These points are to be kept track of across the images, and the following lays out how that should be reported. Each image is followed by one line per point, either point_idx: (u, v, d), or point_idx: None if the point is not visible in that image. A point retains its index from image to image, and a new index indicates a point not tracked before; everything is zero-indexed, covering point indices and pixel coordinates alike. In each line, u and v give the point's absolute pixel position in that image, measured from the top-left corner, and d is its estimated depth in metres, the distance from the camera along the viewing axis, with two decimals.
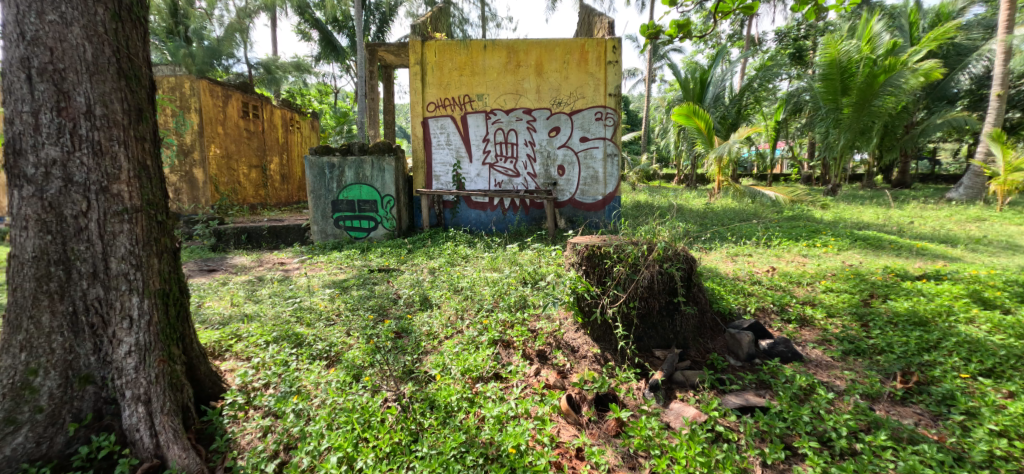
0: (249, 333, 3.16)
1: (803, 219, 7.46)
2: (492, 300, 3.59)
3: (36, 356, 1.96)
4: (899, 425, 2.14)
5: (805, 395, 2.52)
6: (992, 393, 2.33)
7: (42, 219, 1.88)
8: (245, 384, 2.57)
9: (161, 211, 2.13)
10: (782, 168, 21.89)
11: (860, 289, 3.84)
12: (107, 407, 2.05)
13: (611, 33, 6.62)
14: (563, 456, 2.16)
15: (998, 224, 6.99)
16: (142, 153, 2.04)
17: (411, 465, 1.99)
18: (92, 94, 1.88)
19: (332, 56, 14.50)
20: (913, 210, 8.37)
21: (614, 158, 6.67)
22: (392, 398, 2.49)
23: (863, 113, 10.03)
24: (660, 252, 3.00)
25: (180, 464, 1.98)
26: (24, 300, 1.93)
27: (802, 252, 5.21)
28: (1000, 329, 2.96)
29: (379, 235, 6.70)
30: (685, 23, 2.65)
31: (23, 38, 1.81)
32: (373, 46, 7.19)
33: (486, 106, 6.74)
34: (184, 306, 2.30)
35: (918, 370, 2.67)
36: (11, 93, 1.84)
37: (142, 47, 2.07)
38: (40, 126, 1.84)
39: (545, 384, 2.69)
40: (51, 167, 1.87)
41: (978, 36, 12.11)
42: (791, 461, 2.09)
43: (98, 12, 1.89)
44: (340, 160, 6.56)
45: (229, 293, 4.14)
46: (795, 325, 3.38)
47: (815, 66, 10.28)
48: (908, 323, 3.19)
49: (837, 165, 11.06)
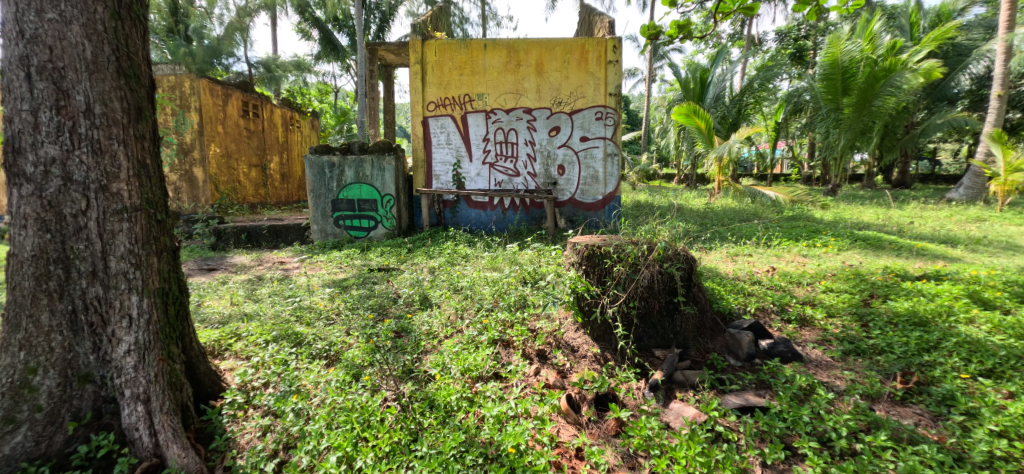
0: (249, 333, 3.16)
1: (804, 219, 7.46)
2: (492, 300, 3.58)
3: (35, 355, 1.95)
4: (899, 425, 2.14)
5: (805, 395, 2.52)
6: (992, 393, 2.32)
7: (42, 218, 1.88)
8: (244, 383, 2.57)
9: (161, 210, 2.13)
10: (782, 168, 21.90)
11: (860, 289, 3.84)
12: (107, 406, 2.05)
13: (611, 32, 6.61)
14: (563, 456, 2.16)
15: (998, 224, 6.99)
16: (142, 152, 2.03)
17: (410, 465, 1.98)
18: (91, 92, 1.88)
19: (333, 55, 14.50)
20: (913, 210, 8.37)
21: (614, 158, 6.66)
22: (391, 397, 2.48)
23: (864, 113, 10.02)
24: (660, 252, 2.99)
25: (179, 464, 1.98)
26: (23, 299, 1.93)
27: (803, 252, 5.21)
28: (1000, 329, 2.96)
29: (379, 235, 6.70)
30: (685, 24, 2.64)
31: (23, 36, 1.80)
32: (373, 45, 7.19)
33: (486, 106, 6.73)
34: (184, 305, 2.30)
35: (918, 371, 2.67)
36: (11, 91, 1.83)
37: (142, 46, 2.06)
38: (40, 125, 1.84)
39: (545, 384, 2.69)
40: (51, 166, 1.86)
41: (979, 37, 12.11)
42: (791, 461, 2.09)
43: (98, 10, 1.88)
44: (340, 159, 6.56)
45: (228, 292, 4.13)
46: (795, 325, 3.38)
47: (817, 66, 10.29)
48: (908, 323, 3.19)
49: (838, 165, 11.06)
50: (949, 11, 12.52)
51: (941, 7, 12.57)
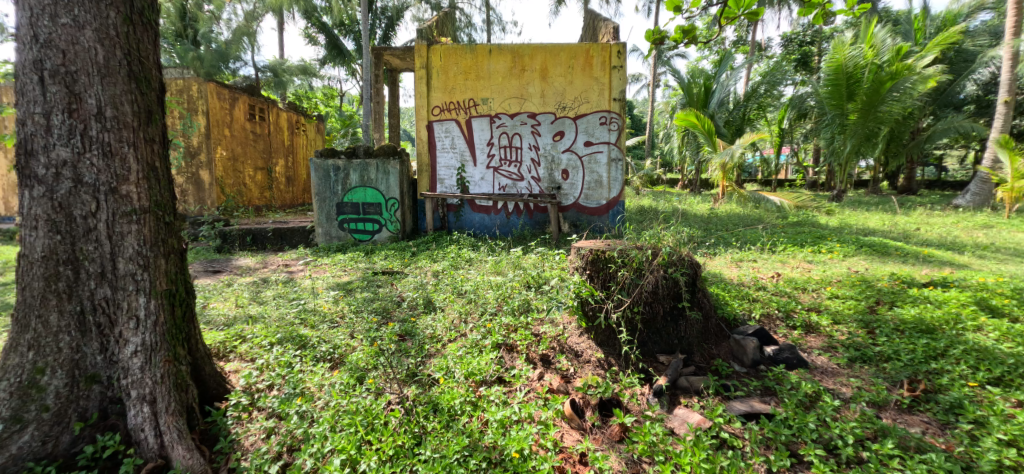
0: (254, 334, 3.18)
1: (808, 224, 7.40)
2: (495, 304, 3.60)
3: (43, 355, 1.97)
4: (907, 433, 2.13)
5: (811, 402, 2.49)
6: (1001, 402, 2.32)
7: (52, 219, 1.90)
8: (249, 385, 2.59)
9: (169, 212, 2.15)
10: (789, 174, 21.73)
11: (866, 295, 3.82)
12: (113, 407, 2.06)
13: (615, 38, 6.66)
14: (566, 461, 2.16)
15: (1006, 231, 6.92)
16: (151, 155, 2.05)
17: (413, 468, 2.00)
18: (103, 96, 1.90)
19: (338, 60, 14.68)
20: (919, 216, 8.34)
21: (617, 163, 6.67)
22: (395, 400, 2.47)
23: (870, 118, 10.02)
24: (665, 257, 2.97)
25: (184, 465, 2.00)
26: (34, 299, 1.95)
27: (807, 258, 5.18)
28: (1009, 337, 2.93)
29: (382, 238, 6.72)
30: (690, 29, 2.50)
31: (37, 40, 1.83)
32: (379, 50, 7.27)
33: (491, 110, 6.76)
34: (190, 307, 2.32)
35: (926, 378, 2.64)
36: (23, 94, 1.86)
37: (153, 50, 2.09)
38: (52, 127, 1.86)
39: (549, 388, 2.67)
40: (62, 168, 1.88)
41: (985, 43, 12.04)
42: (797, 468, 2.07)
43: (111, 15, 1.91)
44: (346, 163, 6.58)
45: (234, 293, 4.18)
46: (801, 332, 3.36)
47: (822, 71, 10.20)
48: (914, 330, 3.17)
49: (843, 171, 10.91)
50: (955, 17, 12.41)
51: (946, 13, 12.52)
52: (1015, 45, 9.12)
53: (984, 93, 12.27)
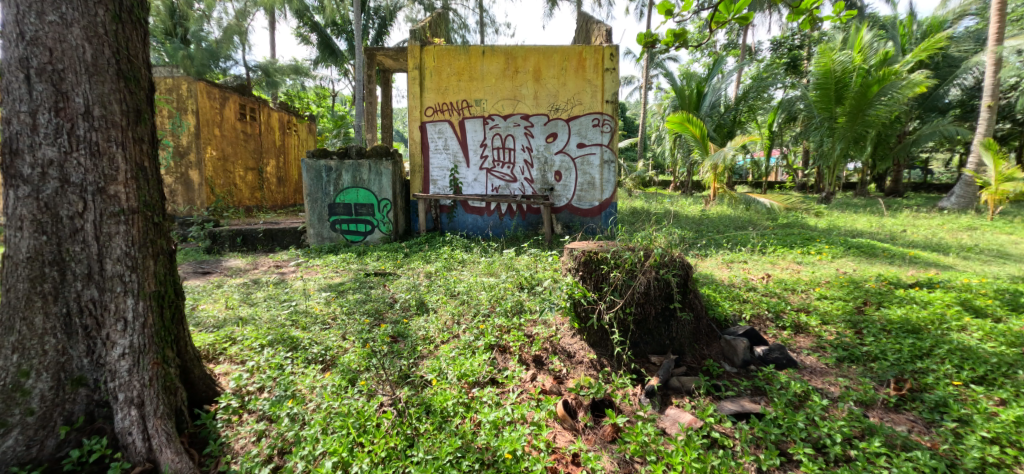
0: (244, 336, 3.15)
1: (798, 226, 7.49)
2: (488, 305, 3.60)
3: (28, 358, 1.93)
4: (893, 432, 2.16)
5: (799, 401, 2.53)
6: (984, 401, 2.36)
7: (38, 220, 1.87)
8: (239, 388, 2.55)
9: (157, 212, 2.12)
10: (779, 177, 21.96)
11: (854, 296, 3.89)
12: (100, 410, 2.03)
13: (608, 40, 6.71)
14: (559, 461, 2.16)
15: (989, 233, 7.06)
16: (140, 155, 2.03)
17: (406, 469, 1.99)
18: (90, 95, 1.88)
19: (330, 60, 14.58)
20: (905, 218, 8.49)
21: (610, 165, 6.71)
22: (388, 402, 2.46)
23: (858, 122, 10.14)
24: (656, 258, 3.00)
25: (173, 469, 1.97)
26: (17, 300, 1.91)
27: (797, 259, 5.26)
28: (992, 336, 3.00)
29: (375, 239, 6.70)
30: (681, 33, 2.49)
31: (23, 38, 1.81)
32: (372, 51, 7.26)
33: (484, 111, 6.77)
34: (179, 309, 2.29)
35: (912, 377, 2.68)
36: (8, 92, 1.83)
37: (142, 49, 2.06)
38: (38, 126, 1.84)
39: (542, 390, 2.68)
40: (48, 168, 1.86)
41: (970, 48, 12.28)
42: (786, 467, 2.09)
43: (99, 13, 1.88)
44: (338, 163, 6.54)
45: (223, 295, 4.12)
46: (790, 332, 3.40)
47: (810, 75, 10.30)
48: (901, 330, 3.23)
49: (832, 173, 11.06)
50: (940, 22, 12.64)
51: (932, 19, 12.76)
52: (999, 51, 9.28)
53: (968, 98, 12.52)
